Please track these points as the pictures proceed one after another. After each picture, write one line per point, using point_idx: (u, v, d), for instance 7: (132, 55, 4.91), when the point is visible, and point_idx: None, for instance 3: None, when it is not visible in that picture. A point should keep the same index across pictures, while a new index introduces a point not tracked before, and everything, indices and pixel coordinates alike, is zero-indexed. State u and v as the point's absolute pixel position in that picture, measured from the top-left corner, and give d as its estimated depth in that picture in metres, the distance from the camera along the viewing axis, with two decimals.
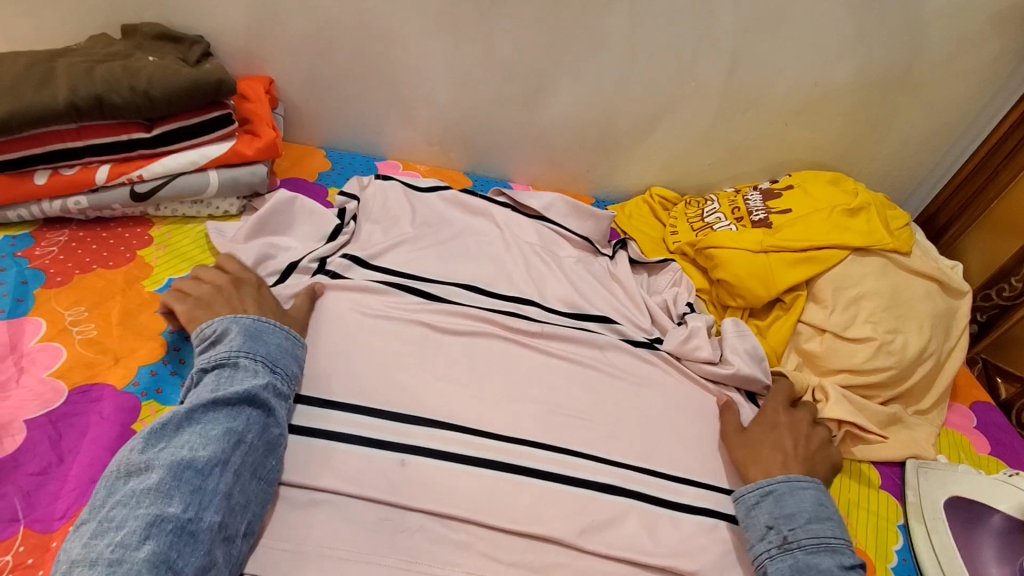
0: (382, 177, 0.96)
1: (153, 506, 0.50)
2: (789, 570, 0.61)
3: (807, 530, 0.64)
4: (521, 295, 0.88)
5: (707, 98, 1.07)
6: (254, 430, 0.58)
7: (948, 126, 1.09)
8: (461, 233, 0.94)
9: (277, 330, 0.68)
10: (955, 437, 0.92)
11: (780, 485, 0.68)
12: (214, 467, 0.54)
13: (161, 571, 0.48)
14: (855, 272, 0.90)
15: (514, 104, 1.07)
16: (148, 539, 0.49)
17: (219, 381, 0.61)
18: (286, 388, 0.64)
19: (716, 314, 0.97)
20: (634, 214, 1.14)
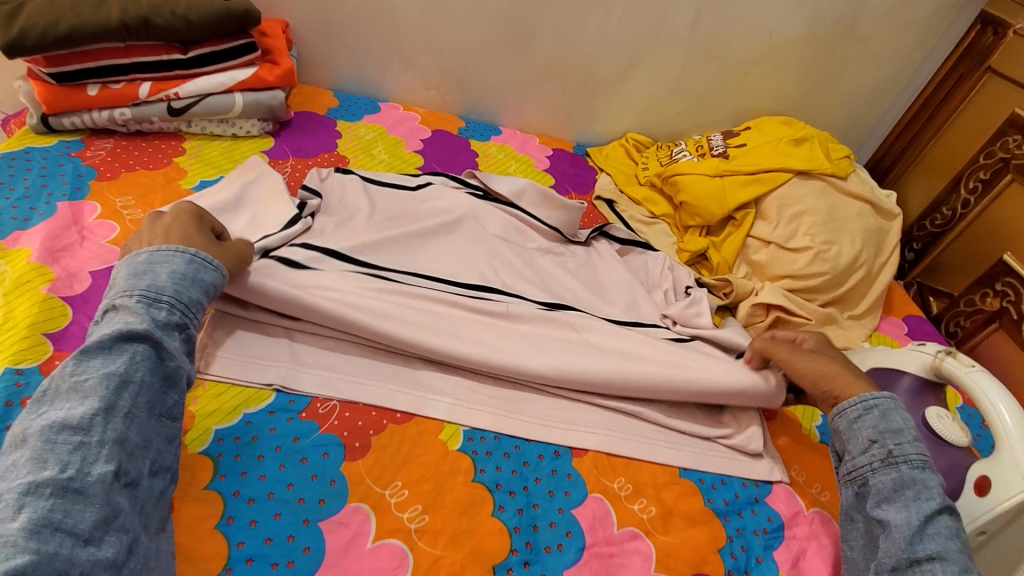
0: (341, 170, 0.96)
1: (27, 474, 0.43)
2: (892, 484, 0.59)
3: (915, 446, 0.60)
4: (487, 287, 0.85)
5: (676, 47, 1.20)
6: (142, 368, 0.52)
7: (891, 76, 1.23)
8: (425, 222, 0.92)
9: (168, 256, 0.59)
10: (886, 340, 1.04)
11: (886, 400, 0.63)
12: (95, 418, 0.48)
13: (48, 533, 0.42)
14: (797, 192, 1.03)
15: (503, 51, 1.20)
16: (24, 509, 0.42)
17: (98, 326, 0.53)
18: (178, 320, 0.56)
19: (679, 235, 1.11)
20: (610, 155, 1.27)
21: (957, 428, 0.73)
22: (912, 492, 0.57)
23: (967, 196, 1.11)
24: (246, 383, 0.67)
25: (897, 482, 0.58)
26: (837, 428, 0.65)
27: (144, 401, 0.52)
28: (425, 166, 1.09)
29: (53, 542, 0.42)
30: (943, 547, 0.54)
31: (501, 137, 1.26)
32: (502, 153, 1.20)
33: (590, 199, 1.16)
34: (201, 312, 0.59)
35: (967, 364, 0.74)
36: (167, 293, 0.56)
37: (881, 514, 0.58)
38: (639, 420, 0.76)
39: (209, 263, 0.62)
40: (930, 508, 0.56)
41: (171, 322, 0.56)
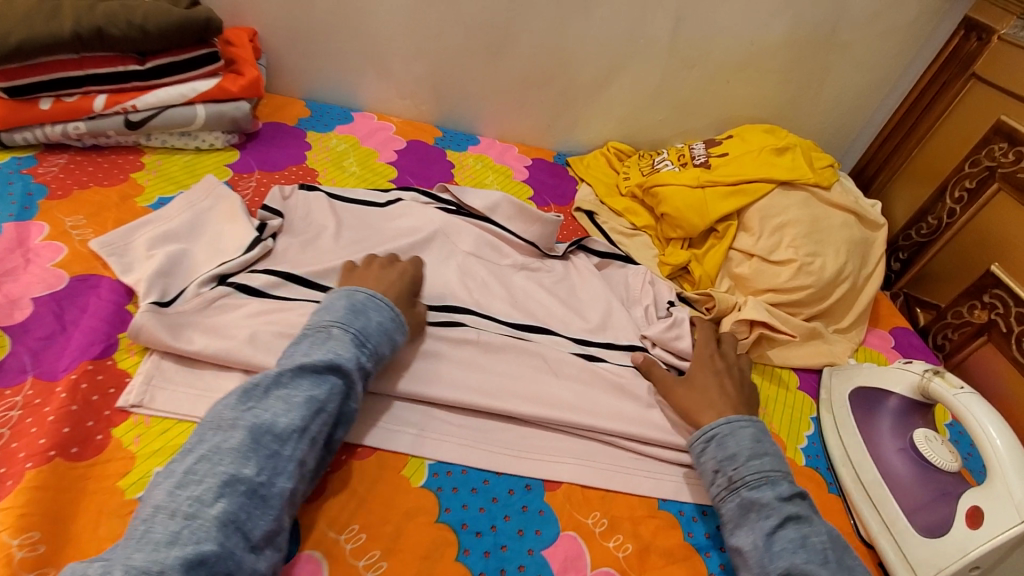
0: (305, 187, 0.93)
1: (230, 466, 0.52)
2: (737, 509, 0.63)
3: (747, 467, 0.65)
4: (456, 306, 0.81)
5: (656, 54, 1.17)
6: (334, 401, 0.60)
7: (875, 82, 1.21)
8: (392, 241, 0.89)
9: (379, 305, 0.69)
10: (872, 354, 1.02)
11: (720, 427, 0.69)
12: (292, 435, 0.56)
13: (229, 529, 0.49)
14: (780, 203, 1.01)
15: (479, 59, 1.17)
16: (220, 498, 0.50)
17: (313, 344, 0.62)
18: (371, 366, 0.64)
19: (661, 247, 1.08)
20: (591, 165, 1.24)
21: (946, 450, 0.71)
22: (755, 514, 0.62)
23: (953, 206, 1.09)
24: (193, 419, 0.62)
25: (741, 506, 0.63)
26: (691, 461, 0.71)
27: (326, 431, 0.59)
28: (398, 178, 1.05)
29: (231, 539, 0.49)
30: (791, 562, 0.58)
31: (478, 146, 1.22)
32: (478, 163, 1.16)
33: (569, 210, 1.13)
34: (386, 361, 0.67)
35: (955, 385, 0.72)
36: (373, 339, 0.65)
37: (736, 541, 0.62)
38: (614, 447, 0.73)
39: (403, 323, 0.70)
40: (769, 525, 0.60)
41: (368, 367, 0.64)
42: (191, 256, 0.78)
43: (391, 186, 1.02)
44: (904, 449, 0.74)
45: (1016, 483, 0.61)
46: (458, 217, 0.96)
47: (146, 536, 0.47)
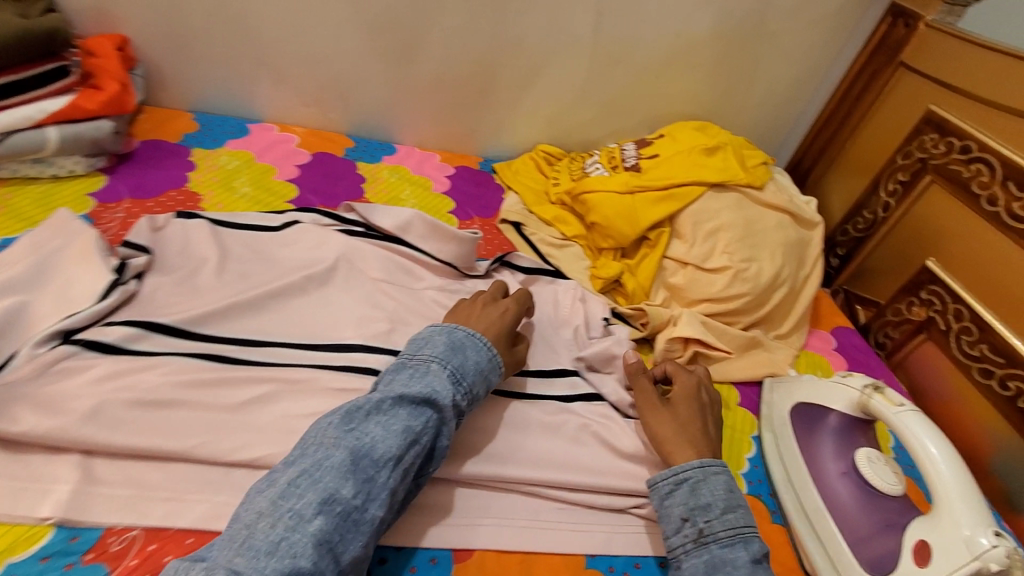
0: (183, 215, 0.82)
1: (331, 484, 0.51)
2: (703, 567, 0.57)
3: (722, 522, 0.59)
4: (357, 344, 0.72)
5: (580, 51, 1.09)
6: (427, 435, 0.59)
7: (806, 73, 1.17)
8: (286, 273, 0.79)
9: (478, 345, 0.68)
10: (814, 358, 0.97)
11: (694, 472, 0.63)
12: (387, 464, 0.55)
13: (323, 550, 0.48)
14: (712, 207, 0.95)
15: (388, 61, 1.08)
16: (319, 515, 0.50)
17: (411, 377, 0.62)
18: (463, 405, 0.63)
19: (593, 258, 1.01)
20: (519, 170, 1.16)
21: (890, 472, 0.67)
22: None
23: (887, 199, 1.06)
24: (17, 519, 0.53)
25: (709, 564, 0.57)
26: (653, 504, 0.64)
27: (416, 466, 0.58)
28: (299, 199, 0.95)
29: (324, 560, 0.48)
30: None
31: (395, 156, 1.13)
32: (394, 175, 1.07)
33: (494, 222, 1.05)
34: (476, 401, 0.66)
35: (896, 403, 0.66)
36: (468, 377, 0.64)
37: None
38: (534, 498, 0.66)
39: (498, 364, 0.69)
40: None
41: (459, 405, 0.63)
42: (34, 309, 0.66)
43: (291, 207, 0.92)
44: (847, 473, 0.69)
45: (962, 516, 0.56)
46: (363, 239, 0.86)
47: (248, 542, 0.47)
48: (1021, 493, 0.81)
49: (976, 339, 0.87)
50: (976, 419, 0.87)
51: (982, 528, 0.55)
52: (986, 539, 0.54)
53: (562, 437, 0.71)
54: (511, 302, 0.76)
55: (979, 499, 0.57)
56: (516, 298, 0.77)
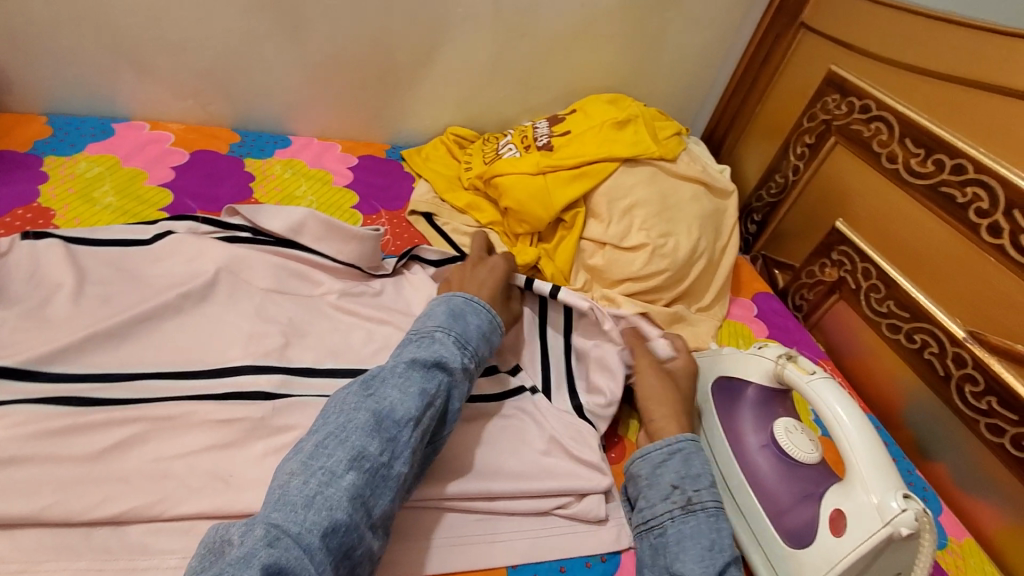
0: (31, 235, 0.71)
1: (358, 443, 0.53)
2: (689, 531, 0.59)
3: (711, 492, 0.62)
4: (243, 366, 0.66)
5: (481, 24, 1.02)
6: (442, 396, 0.60)
7: (716, 39, 1.15)
8: (159, 293, 0.71)
9: (476, 309, 0.70)
10: (736, 327, 0.97)
11: (688, 444, 0.66)
12: (409, 422, 0.56)
13: (357, 504, 0.50)
14: (625, 182, 0.92)
15: (270, 46, 0.98)
16: (350, 471, 0.51)
17: (419, 345, 0.63)
18: (473, 367, 0.65)
19: (510, 245, 0.96)
20: (430, 157, 1.10)
21: (807, 439, 0.66)
22: (708, 542, 0.58)
23: (796, 162, 1.06)
24: None
25: (695, 530, 0.59)
26: (640, 472, 0.66)
27: (433, 427, 0.59)
28: (174, 205, 0.87)
29: (357, 514, 0.49)
30: None
31: (290, 150, 1.04)
32: (288, 170, 0.99)
33: (402, 214, 0.98)
34: (483, 365, 0.68)
35: (808, 371, 0.66)
36: (473, 341, 0.66)
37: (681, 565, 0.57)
38: (449, 514, 0.62)
39: (497, 326, 0.71)
40: (724, 557, 0.57)
41: (469, 367, 0.64)
42: None
43: (167, 216, 0.83)
44: (767, 445, 0.69)
45: (873, 482, 0.56)
46: (249, 246, 0.78)
47: (283, 498, 0.48)
48: (931, 441, 0.84)
49: (884, 296, 0.89)
50: (888, 372, 0.90)
51: (892, 491, 0.55)
52: (895, 503, 0.54)
53: (478, 444, 0.67)
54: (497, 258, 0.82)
55: (889, 462, 0.57)
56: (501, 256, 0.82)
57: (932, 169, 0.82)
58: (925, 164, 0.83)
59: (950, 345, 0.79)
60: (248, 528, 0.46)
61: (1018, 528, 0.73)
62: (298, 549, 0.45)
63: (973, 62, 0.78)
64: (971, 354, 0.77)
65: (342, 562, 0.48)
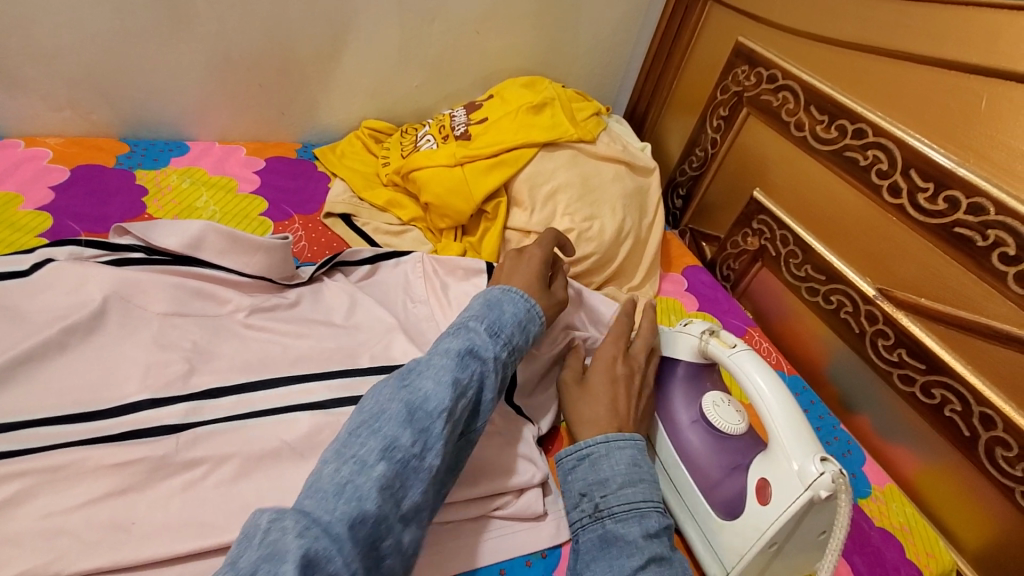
0: None
1: (391, 433, 0.49)
2: (596, 542, 0.57)
3: (616, 496, 0.58)
4: (138, 402, 0.60)
5: (385, 12, 0.97)
6: (475, 387, 0.56)
7: (629, 15, 1.14)
8: (35, 330, 0.63)
9: (513, 299, 0.66)
10: (667, 303, 0.98)
11: (596, 447, 0.63)
12: (443, 414, 0.52)
13: (386, 495, 0.46)
14: (545, 168, 0.91)
15: (151, 45, 0.89)
16: (382, 460, 0.47)
17: (454, 335, 0.60)
18: (509, 357, 0.61)
19: (434, 241, 0.93)
20: (345, 153, 1.05)
21: (733, 412, 0.68)
22: (615, 549, 0.55)
23: (714, 135, 1.08)
24: None
25: (601, 539, 0.57)
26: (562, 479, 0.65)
27: (465, 419, 0.55)
28: (55, 228, 0.79)
29: (386, 505, 0.46)
30: None
31: (189, 156, 0.97)
32: (187, 179, 0.92)
33: (317, 218, 0.93)
34: (520, 356, 0.64)
35: (729, 345, 0.67)
36: (508, 331, 0.62)
37: None
38: None
39: (535, 313, 0.67)
40: (631, 564, 0.53)
41: (505, 358, 0.61)
42: None
43: (45, 242, 0.75)
44: (697, 420, 0.69)
45: (793, 449, 0.57)
46: (141, 268, 0.72)
47: (315, 485, 0.45)
48: (854, 396, 0.88)
49: (802, 261, 0.92)
50: (812, 333, 0.93)
51: (810, 456, 0.57)
52: (814, 467, 0.56)
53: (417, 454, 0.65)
54: (534, 247, 0.76)
55: (807, 427, 0.59)
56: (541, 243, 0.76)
57: (836, 134, 0.84)
58: (829, 131, 0.85)
59: (863, 303, 0.83)
60: (279, 514, 0.42)
61: (934, 470, 0.78)
62: (327, 538, 0.41)
63: (866, 28, 0.80)
64: (881, 311, 0.80)
65: (369, 554, 0.44)
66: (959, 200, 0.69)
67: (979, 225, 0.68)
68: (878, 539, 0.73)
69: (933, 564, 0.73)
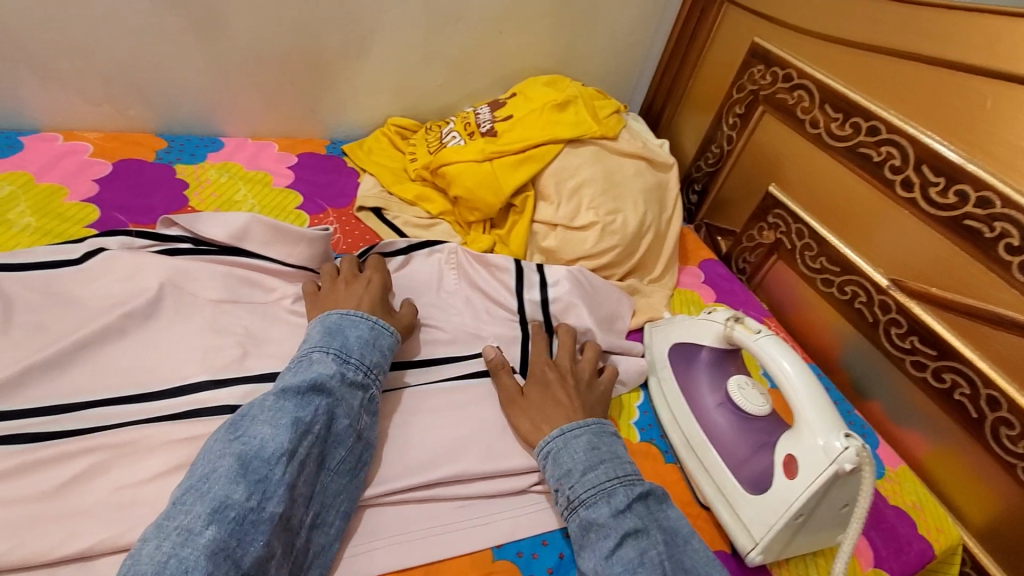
0: None
1: (221, 492, 0.50)
2: (577, 530, 0.60)
3: (582, 484, 0.61)
4: (200, 383, 0.63)
5: (411, 12, 1.01)
6: (318, 421, 0.58)
7: (645, 15, 1.17)
8: (95, 316, 0.67)
9: (356, 321, 0.69)
10: (686, 295, 1.02)
11: (554, 443, 0.65)
12: (280, 458, 0.54)
13: (219, 558, 0.47)
14: (571, 163, 0.94)
15: (185, 43, 0.92)
16: (211, 524, 0.48)
17: (295, 372, 0.62)
18: (361, 379, 0.64)
19: (463, 234, 0.97)
20: (372, 149, 1.08)
21: (758, 394, 0.72)
22: (592, 535, 0.58)
23: (730, 132, 1.11)
24: None
25: (581, 527, 0.60)
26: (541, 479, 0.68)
27: (315, 452, 0.57)
28: (102, 220, 0.81)
29: (221, 568, 0.46)
30: None
31: (223, 152, 1.00)
32: (223, 174, 0.95)
33: (350, 211, 0.96)
34: (379, 376, 0.67)
35: (754, 330, 0.71)
36: (355, 356, 0.65)
37: (581, 564, 0.58)
38: (436, 503, 0.64)
39: (386, 328, 0.71)
40: (609, 546, 0.57)
41: (354, 381, 0.64)
42: None
43: (96, 233, 0.78)
44: (723, 403, 0.73)
45: (818, 426, 0.61)
46: (192, 257, 0.75)
47: (133, 568, 0.45)
48: (865, 382, 0.92)
49: (816, 253, 0.96)
50: (825, 323, 0.97)
51: (835, 432, 0.60)
52: (839, 442, 0.60)
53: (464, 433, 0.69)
54: (372, 271, 0.77)
55: (830, 406, 0.63)
56: (374, 267, 0.78)
57: (849, 131, 0.88)
58: (844, 128, 0.89)
59: (876, 293, 0.87)
60: None
61: (942, 451, 0.82)
62: None
63: (877, 29, 0.84)
64: (894, 300, 0.84)
65: None
66: (969, 194, 0.73)
67: (987, 218, 0.72)
68: (892, 516, 0.77)
69: (943, 539, 0.77)
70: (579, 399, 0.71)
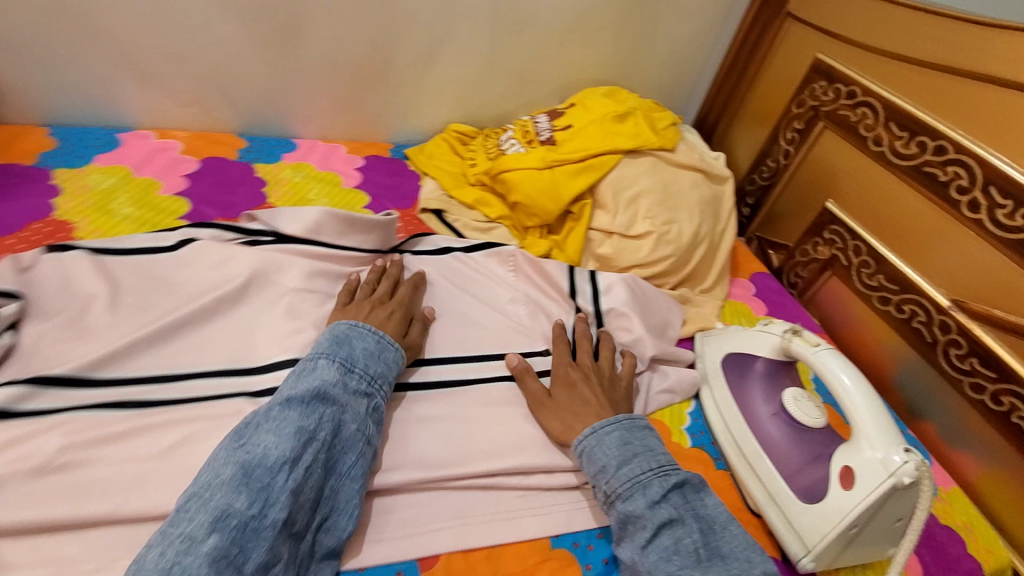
0: (57, 247, 0.71)
1: (223, 501, 0.50)
2: (615, 521, 0.62)
3: (617, 478, 0.62)
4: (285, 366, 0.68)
5: (479, 24, 1.05)
6: (323, 428, 0.58)
7: (704, 29, 1.19)
8: (190, 299, 0.72)
9: (362, 333, 0.69)
10: (737, 307, 1.02)
11: (586, 442, 0.66)
12: (283, 466, 0.53)
13: (223, 565, 0.46)
14: (629, 173, 0.97)
15: (269, 51, 0.98)
16: (213, 532, 0.48)
17: (299, 378, 0.62)
18: (366, 388, 0.64)
19: (520, 238, 1.00)
20: (434, 153, 1.12)
21: (813, 406, 0.73)
22: (630, 526, 0.60)
23: (787, 147, 1.12)
24: None
25: (619, 518, 0.61)
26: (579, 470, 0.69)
27: (322, 458, 0.57)
28: (191, 213, 0.88)
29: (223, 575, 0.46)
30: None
31: (297, 153, 1.06)
32: (298, 173, 1.01)
33: (413, 212, 1.01)
34: (385, 385, 0.67)
35: (813, 343, 0.71)
36: (360, 365, 0.65)
37: (621, 552, 0.60)
38: (496, 493, 0.67)
39: (390, 342, 0.71)
40: (646, 536, 0.58)
41: (359, 390, 0.64)
42: None
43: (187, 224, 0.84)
44: (777, 413, 0.74)
45: (877, 441, 0.62)
46: (274, 249, 0.80)
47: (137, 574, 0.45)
48: (920, 403, 0.90)
49: (874, 270, 0.95)
50: (879, 340, 0.96)
51: (894, 446, 0.61)
52: (898, 456, 0.60)
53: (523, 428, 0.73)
54: (395, 302, 0.78)
55: (890, 421, 0.63)
56: (400, 298, 0.78)
57: (915, 150, 0.87)
58: (909, 146, 0.88)
59: (936, 313, 0.86)
60: None
61: (998, 474, 0.80)
62: None
63: (948, 49, 0.83)
64: (955, 321, 0.83)
65: None
66: None
67: None
68: (942, 535, 0.76)
69: (993, 560, 0.75)
70: (604, 396, 0.72)
